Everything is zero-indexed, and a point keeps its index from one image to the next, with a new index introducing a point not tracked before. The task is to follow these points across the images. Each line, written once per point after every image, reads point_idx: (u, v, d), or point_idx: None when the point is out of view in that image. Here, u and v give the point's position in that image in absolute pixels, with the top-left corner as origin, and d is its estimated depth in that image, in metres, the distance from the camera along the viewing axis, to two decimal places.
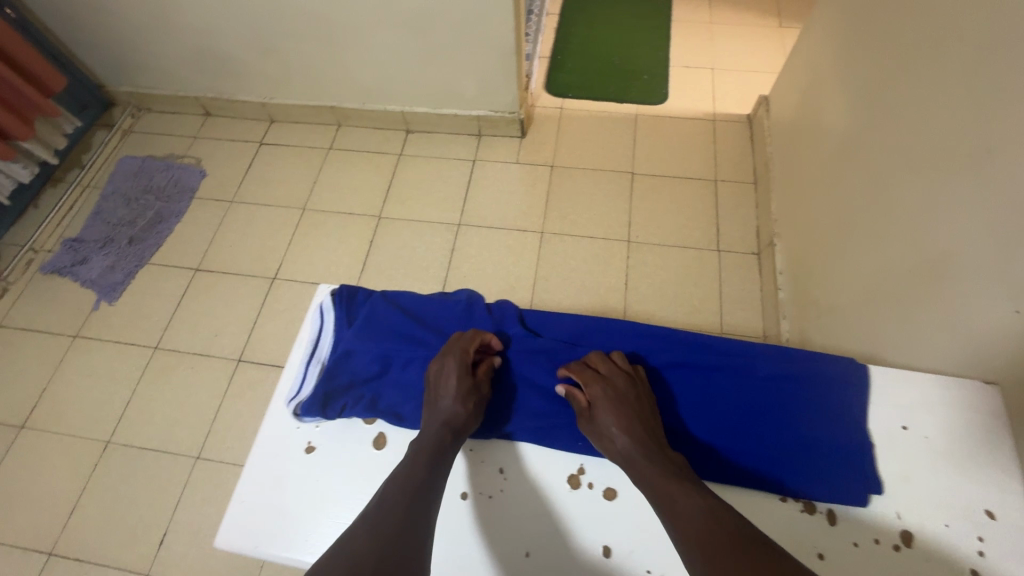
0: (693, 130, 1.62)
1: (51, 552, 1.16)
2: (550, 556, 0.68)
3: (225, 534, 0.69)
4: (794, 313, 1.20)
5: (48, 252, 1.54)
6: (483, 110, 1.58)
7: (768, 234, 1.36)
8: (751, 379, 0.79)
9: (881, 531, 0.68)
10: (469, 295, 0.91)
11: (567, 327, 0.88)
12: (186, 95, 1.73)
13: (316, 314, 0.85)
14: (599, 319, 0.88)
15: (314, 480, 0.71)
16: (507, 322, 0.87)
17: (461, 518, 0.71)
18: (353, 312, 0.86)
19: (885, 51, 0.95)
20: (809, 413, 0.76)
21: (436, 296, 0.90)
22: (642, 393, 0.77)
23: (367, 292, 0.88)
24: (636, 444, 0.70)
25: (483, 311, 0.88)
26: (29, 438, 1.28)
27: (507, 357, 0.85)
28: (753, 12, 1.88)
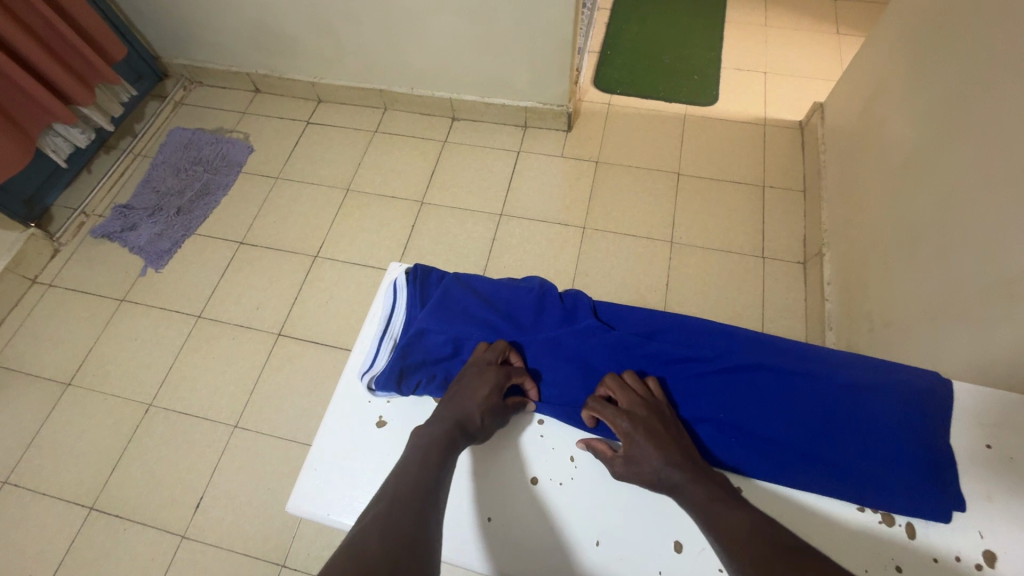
0: (742, 133, 1.59)
1: (92, 507, 1.19)
2: (622, 549, 0.63)
3: (297, 500, 0.68)
4: (843, 325, 1.17)
5: (99, 217, 1.58)
6: (531, 102, 1.57)
7: (817, 243, 1.34)
8: (841, 386, 0.68)
9: (963, 548, 0.60)
10: (541, 282, 0.82)
11: (642, 319, 0.77)
12: (238, 70, 1.75)
13: (391, 292, 0.81)
14: (673, 314, 0.77)
15: (386, 453, 0.70)
16: (578, 312, 0.78)
17: (527, 501, 0.67)
18: (425, 290, 0.81)
19: (966, 62, 0.92)
20: (891, 426, 0.66)
21: (507, 281, 0.83)
22: (668, 417, 0.68)
23: (442, 273, 0.83)
24: (677, 470, 0.62)
25: (555, 301, 0.79)
26: (75, 395, 1.32)
27: (562, 340, 0.75)
28: (810, 17, 1.84)
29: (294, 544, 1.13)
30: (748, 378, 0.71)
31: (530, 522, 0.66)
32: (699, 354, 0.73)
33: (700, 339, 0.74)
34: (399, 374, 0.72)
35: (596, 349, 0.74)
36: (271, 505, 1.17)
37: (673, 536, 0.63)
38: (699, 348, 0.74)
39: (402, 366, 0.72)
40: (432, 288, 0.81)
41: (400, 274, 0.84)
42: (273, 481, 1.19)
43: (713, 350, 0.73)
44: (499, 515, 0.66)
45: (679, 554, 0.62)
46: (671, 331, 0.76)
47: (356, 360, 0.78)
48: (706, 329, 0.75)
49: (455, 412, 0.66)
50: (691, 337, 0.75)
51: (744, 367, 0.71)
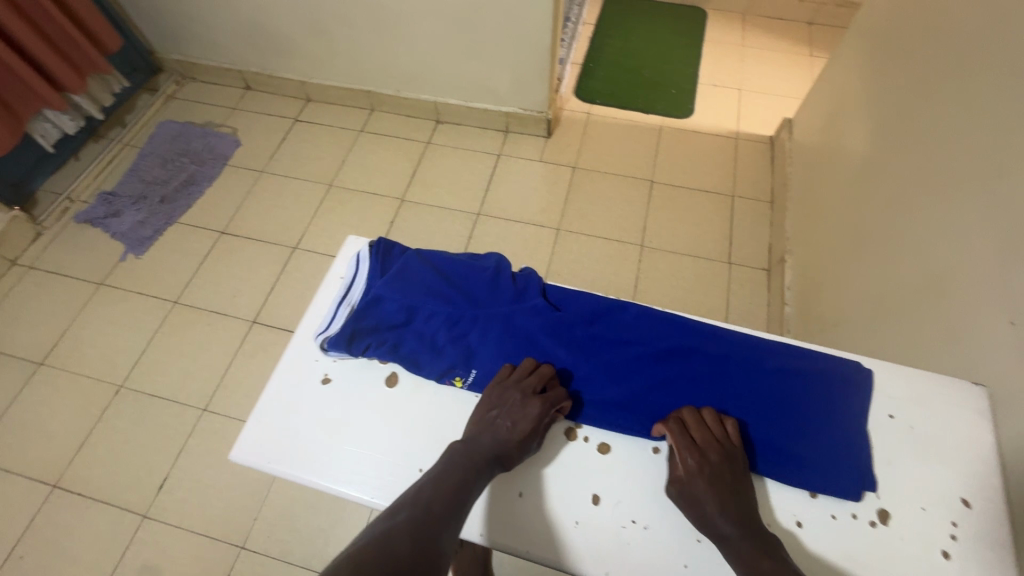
0: (715, 145, 1.65)
1: (56, 484, 1.20)
2: (543, 500, 0.66)
3: (240, 451, 0.70)
4: (800, 327, 1.21)
5: (84, 204, 1.61)
6: (513, 107, 1.62)
7: (780, 250, 1.39)
8: (768, 371, 0.71)
9: (859, 506, 0.64)
10: (498, 262, 0.84)
11: (590, 303, 0.79)
12: (230, 68, 1.80)
13: (353, 261, 0.82)
14: (621, 300, 0.80)
15: (330, 411, 0.72)
16: (529, 292, 0.80)
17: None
18: (386, 261, 0.82)
19: (911, 77, 0.99)
20: (813, 410, 0.69)
21: (466, 259, 0.85)
22: (740, 467, 0.64)
23: (404, 248, 0.84)
24: (735, 525, 0.59)
25: (508, 281, 0.80)
26: (47, 374, 1.33)
27: (510, 318, 0.77)
28: (785, 39, 1.92)
29: (255, 526, 1.14)
30: (681, 362, 0.73)
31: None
32: (637, 338, 0.76)
33: (645, 324, 0.77)
34: (350, 337, 0.74)
35: (540, 328, 0.76)
36: (235, 487, 1.18)
37: (592, 490, 0.66)
38: (639, 332, 0.76)
39: (354, 330, 0.74)
40: (393, 260, 0.82)
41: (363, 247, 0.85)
42: (238, 464, 1.20)
43: (652, 333, 0.76)
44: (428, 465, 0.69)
45: (595, 506, 0.65)
46: (613, 313, 0.78)
47: (309, 322, 0.80)
48: (649, 315, 0.78)
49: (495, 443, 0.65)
50: (632, 321, 0.77)
51: (679, 350, 0.73)
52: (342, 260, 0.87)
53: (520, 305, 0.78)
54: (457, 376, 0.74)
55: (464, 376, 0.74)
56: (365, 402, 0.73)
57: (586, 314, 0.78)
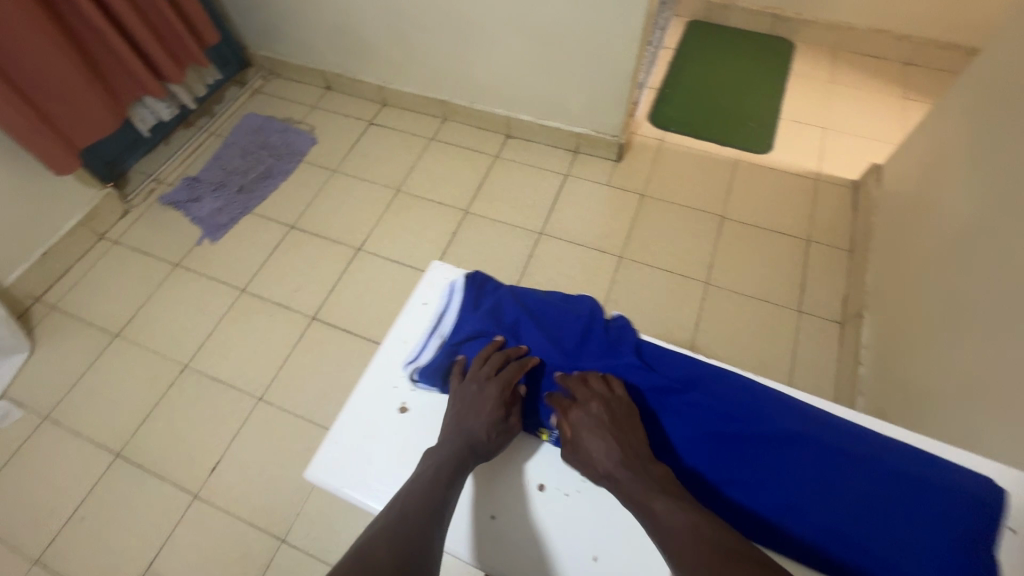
0: (793, 185, 1.58)
1: (118, 453, 1.26)
2: (618, 569, 0.66)
3: (316, 471, 0.72)
4: (875, 391, 1.14)
5: (169, 185, 1.70)
6: (585, 128, 1.61)
7: (858, 305, 1.31)
8: (879, 473, 0.64)
9: None
10: (591, 306, 0.79)
11: (683, 367, 0.73)
12: (314, 68, 1.87)
13: (445, 292, 0.81)
14: (719, 368, 0.73)
15: (404, 442, 0.73)
16: (621, 347, 0.75)
17: (530, 507, 0.70)
18: (479, 297, 0.80)
19: None
20: (930, 527, 0.60)
21: (557, 299, 0.80)
22: (625, 417, 0.69)
23: (498, 283, 0.82)
24: (618, 466, 0.64)
25: (601, 334, 0.76)
26: (120, 346, 1.41)
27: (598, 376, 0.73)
28: (878, 78, 1.82)
29: (295, 522, 1.16)
30: (785, 447, 0.66)
31: (530, 525, 0.69)
32: (738, 411, 0.68)
33: (744, 400, 0.70)
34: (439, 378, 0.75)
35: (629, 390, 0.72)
36: (280, 480, 1.20)
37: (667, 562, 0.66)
38: (740, 406, 0.69)
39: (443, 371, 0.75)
40: (487, 296, 0.81)
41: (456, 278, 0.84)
42: (285, 458, 1.23)
43: (755, 408, 0.68)
44: (502, 514, 0.70)
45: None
46: (713, 380, 0.71)
47: (391, 346, 0.81)
48: (752, 387, 0.71)
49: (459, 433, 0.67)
50: (732, 390, 0.70)
51: (783, 435, 0.66)
52: (428, 286, 0.86)
53: (612, 363, 0.74)
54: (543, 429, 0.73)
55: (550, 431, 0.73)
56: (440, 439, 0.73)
57: (678, 379, 0.72)
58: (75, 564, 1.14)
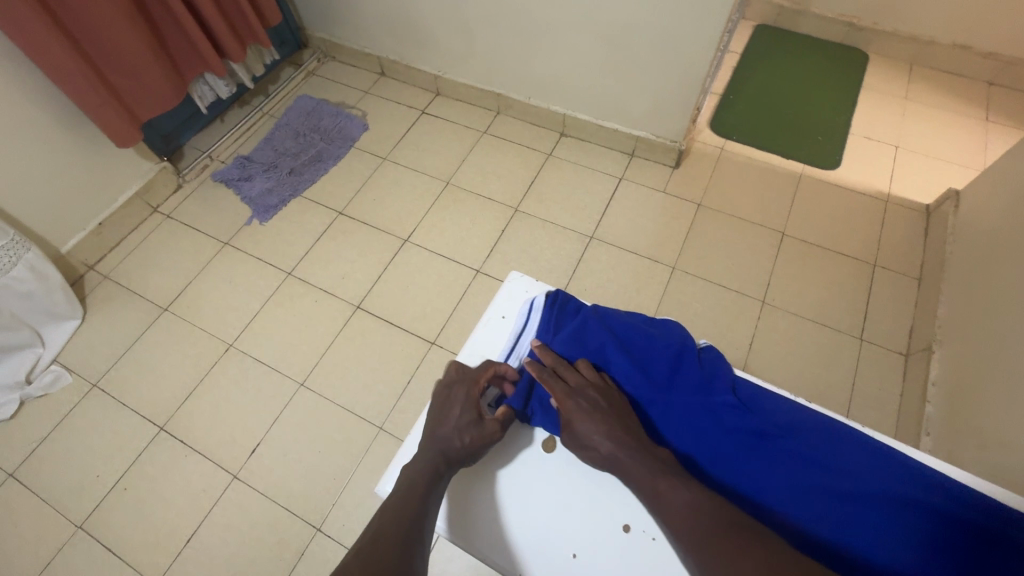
0: (860, 205, 1.50)
1: (162, 427, 1.28)
2: None
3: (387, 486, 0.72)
4: (943, 433, 1.07)
5: (221, 163, 1.71)
6: (644, 132, 1.56)
7: (927, 337, 1.24)
8: (1001, 544, 0.54)
9: None
10: (682, 334, 0.73)
11: (782, 411, 0.67)
12: (370, 53, 1.85)
13: (526, 308, 0.81)
14: (822, 417, 0.66)
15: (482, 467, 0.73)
16: (715, 382, 0.69)
17: (614, 547, 0.66)
18: (560, 318, 0.79)
19: None
20: None
21: (644, 323, 0.76)
22: (615, 401, 0.70)
23: (580, 304, 0.80)
24: (618, 445, 0.65)
25: (691, 365, 0.70)
26: (169, 320, 1.43)
27: (683, 412, 0.68)
28: (957, 97, 1.72)
29: (332, 511, 1.15)
30: (890, 510, 0.58)
31: (612, 567, 0.65)
32: (841, 468, 0.61)
33: (847, 452, 0.62)
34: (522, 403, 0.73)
35: (722, 430, 0.66)
36: (318, 468, 1.20)
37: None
38: (845, 461, 0.62)
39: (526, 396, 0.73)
40: (568, 318, 0.79)
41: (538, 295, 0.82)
42: (324, 446, 1.23)
43: (861, 465, 0.61)
44: (584, 553, 0.66)
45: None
46: (815, 429, 0.65)
47: (469, 359, 0.80)
48: (859, 441, 0.64)
49: (435, 438, 0.68)
50: (836, 444, 0.63)
51: (893, 498, 0.58)
52: (508, 297, 0.84)
53: (704, 399, 0.68)
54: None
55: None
56: (519, 466, 0.72)
57: (776, 423, 0.65)
58: (117, 533, 1.15)
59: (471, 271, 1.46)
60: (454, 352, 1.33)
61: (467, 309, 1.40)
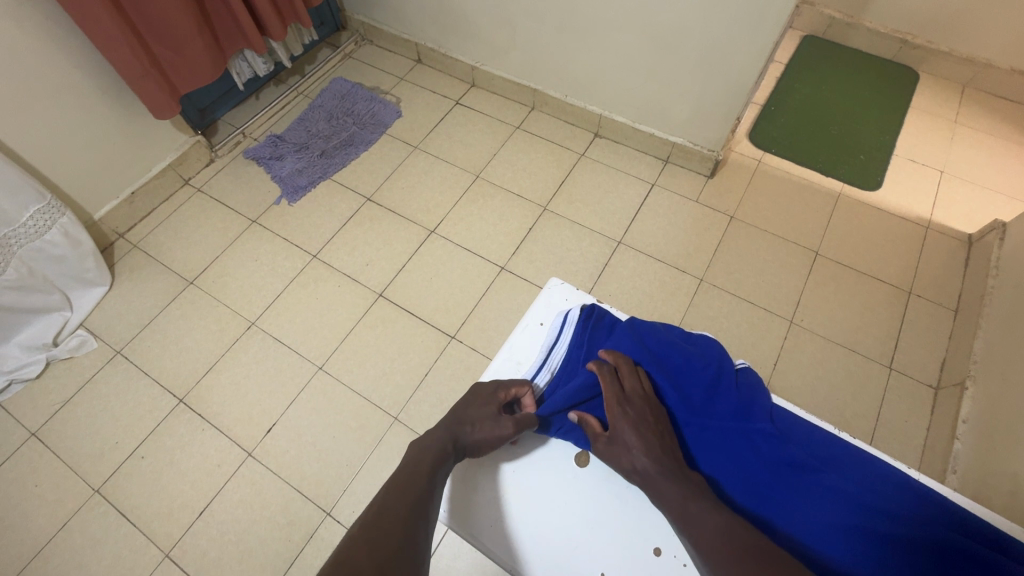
0: (899, 230, 1.46)
1: (181, 399, 1.29)
2: None
3: None
4: (972, 473, 1.04)
5: (254, 140, 1.72)
6: (682, 139, 1.52)
7: (960, 372, 1.20)
8: None
9: None
10: (719, 353, 0.72)
11: (822, 445, 0.65)
12: (408, 39, 1.83)
13: (559, 320, 0.79)
14: (860, 452, 0.65)
15: (513, 477, 0.71)
16: (754, 409, 0.67)
17: (644, 569, 0.64)
18: (596, 334, 0.78)
19: None
20: None
21: (681, 340, 0.74)
22: (660, 416, 0.69)
23: (615, 320, 0.79)
24: (653, 460, 0.64)
25: (729, 389, 0.68)
26: (193, 293, 1.44)
27: (723, 436, 0.66)
28: (1008, 124, 1.66)
29: (342, 498, 1.16)
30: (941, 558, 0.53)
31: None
32: (884, 507, 0.58)
33: (886, 490, 0.60)
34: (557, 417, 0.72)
35: (759, 459, 0.63)
36: (332, 453, 1.21)
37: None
38: (890, 501, 0.58)
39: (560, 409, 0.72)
40: (603, 334, 0.78)
41: (573, 307, 0.81)
42: (339, 431, 1.23)
43: (904, 506, 0.58)
44: (612, 572, 0.65)
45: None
46: (857, 466, 0.63)
47: (501, 368, 0.79)
48: (901, 481, 0.61)
49: (449, 420, 0.70)
50: (877, 482, 0.61)
51: (943, 544, 0.54)
52: (545, 305, 0.83)
53: (745, 425, 0.66)
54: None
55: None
56: (551, 478, 0.71)
57: (817, 457, 0.63)
58: (132, 500, 1.17)
59: (496, 267, 1.45)
60: (473, 348, 1.33)
61: (488, 306, 1.39)
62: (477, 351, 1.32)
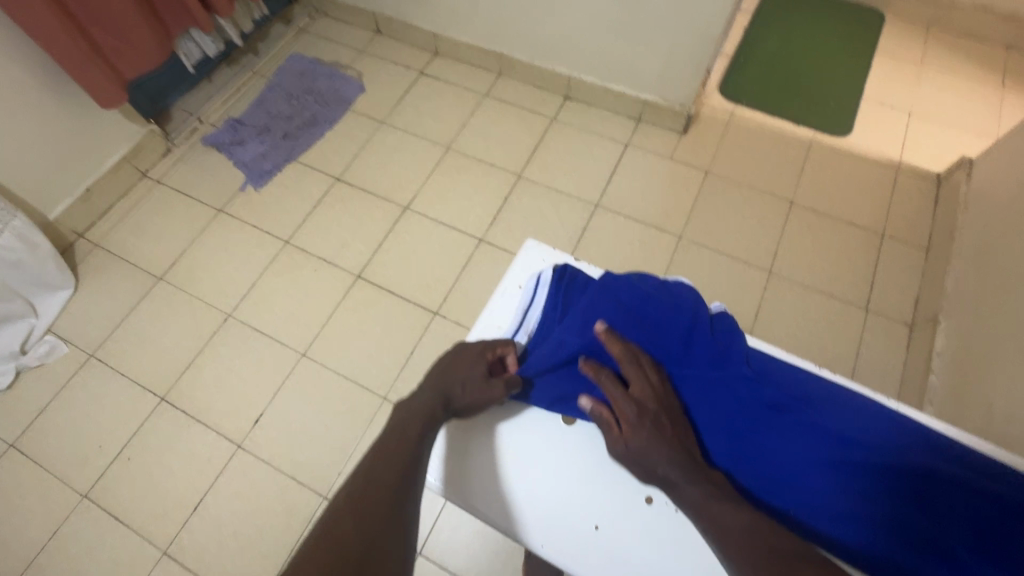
0: (871, 173, 1.47)
1: (163, 398, 1.26)
2: None
3: None
4: (947, 403, 1.08)
5: (212, 126, 1.64)
6: (653, 96, 1.50)
7: (933, 308, 1.23)
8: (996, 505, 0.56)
9: None
10: (693, 300, 0.72)
11: (799, 382, 0.66)
12: (365, 9, 1.75)
13: (533, 282, 0.78)
14: (833, 385, 0.66)
15: (504, 443, 0.71)
16: (730, 353, 0.68)
17: (638, 518, 0.65)
18: (570, 291, 0.76)
19: None
20: None
21: (656, 289, 0.72)
22: (672, 414, 0.66)
23: (587, 278, 0.77)
24: (675, 468, 0.61)
25: (706, 337, 0.68)
26: (164, 290, 1.39)
27: (705, 389, 0.67)
28: (972, 62, 1.67)
29: (338, 480, 1.16)
30: (917, 480, 0.57)
31: (635, 539, 0.64)
32: (862, 437, 0.61)
33: (861, 420, 0.62)
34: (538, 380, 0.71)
35: (738, 403, 0.65)
36: (323, 438, 1.20)
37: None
38: (866, 430, 0.61)
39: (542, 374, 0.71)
40: (577, 294, 0.76)
41: (548, 267, 0.80)
42: (329, 416, 1.22)
43: (880, 430, 0.61)
44: (608, 525, 0.65)
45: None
46: (833, 400, 0.64)
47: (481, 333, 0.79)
48: (871, 407, 0.64)
49: (439, 383, 0.70)
50: (852, 415, 0.63)
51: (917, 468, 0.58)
52: (522, 269, 0.82)
53: (721, 372, 0.67)
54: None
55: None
56: (541, 441, 0.71)
57: (795, 395, 0.65)
58: (124, 502, 1.16)
59: (474, 240, 1.43)
60: (458, 323, 1.31)
61: (470, 280, 1.37)
62: (462, 325, 1.31)
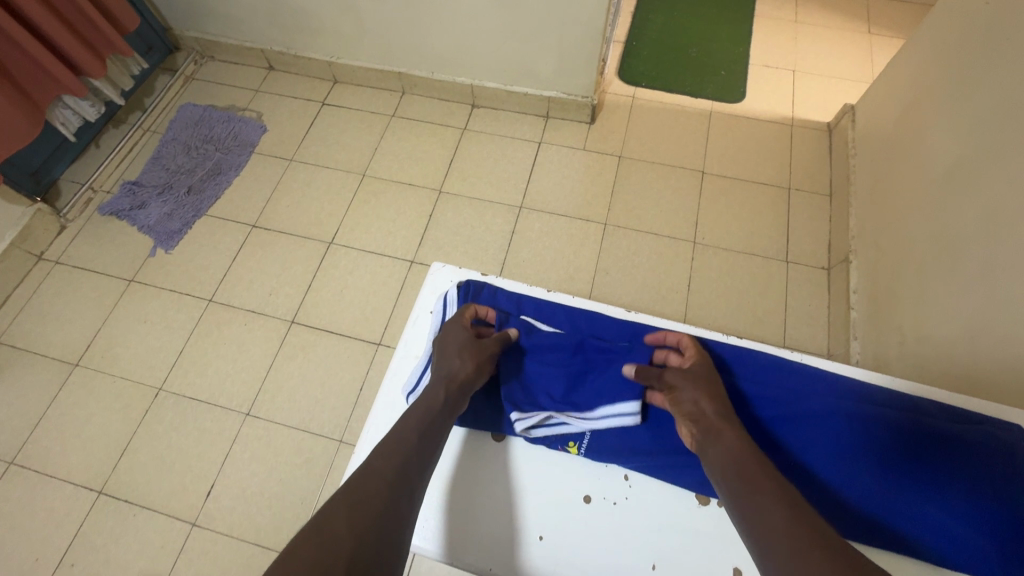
0: (769, 133, 1.56)
1: (101, 491, 1.17)
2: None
3: None
4: (869, 334, 1.16)
5: (107, 194, 1.55)
6: (555, 92, 1.53)
7: (843, 250, 1.31)
8: (886, 428, 0.62)
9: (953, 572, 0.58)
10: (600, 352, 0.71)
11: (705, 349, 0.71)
12: (252, 46, 1.69)
13: (442, 304, 0.77)
14: (743, 348, 0.71)
15: (437, 473, 0.67)
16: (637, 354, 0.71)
17: (581, 522, 0.64)
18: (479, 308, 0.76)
19: (1009, 83, 0.90)
20: (942, 479, 0.59)
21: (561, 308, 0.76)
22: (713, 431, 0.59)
23: (493, 288, 0.78)
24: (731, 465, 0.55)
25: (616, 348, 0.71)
26: (83, 376, 1.30)
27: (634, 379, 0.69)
28: (841, 15, 1.80)
29: None
30: (822, 425, 0.63)
31: (581, 542, 0.62)
32: (775, 395, 0.66)
33: (769, 376, 0.68)
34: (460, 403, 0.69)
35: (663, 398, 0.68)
36: (283, 495, 1.15)
37: (733, 563, 0.60)
38: (772, 386, 0.67)
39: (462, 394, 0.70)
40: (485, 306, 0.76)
41: (455, 285, 0.79)
42: (285, 471, 1.17)
43: (784, 386, 0.67)
44: (553, 533, 0.63)
45: None
46: (741, 363, 0.70)
47: (400, 365, 0.75)
48: (774, 363, 0.70)
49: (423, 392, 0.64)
50: (757, 372, 0.69)
51: (822, 413, 0.64)
52: (430, 291, 0.81)
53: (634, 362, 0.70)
54: (572, 441, 0.67)
55: (580, 441, 0.67)
56: (474, 465, 0.68)
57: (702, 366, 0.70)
58: None
59: (405, 263, 1.41)
60: None
61: (407, 303, 1.35)
62: None
